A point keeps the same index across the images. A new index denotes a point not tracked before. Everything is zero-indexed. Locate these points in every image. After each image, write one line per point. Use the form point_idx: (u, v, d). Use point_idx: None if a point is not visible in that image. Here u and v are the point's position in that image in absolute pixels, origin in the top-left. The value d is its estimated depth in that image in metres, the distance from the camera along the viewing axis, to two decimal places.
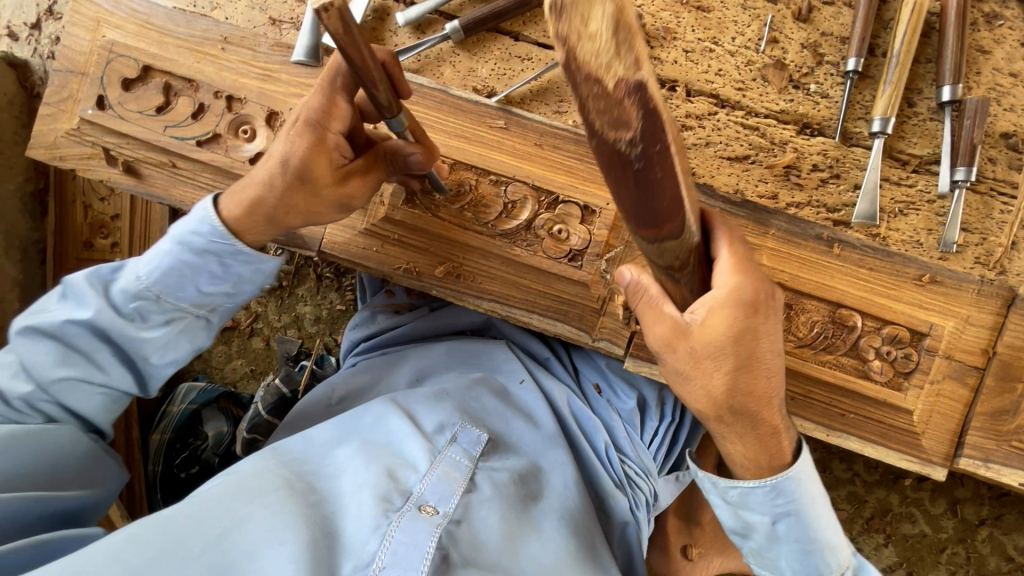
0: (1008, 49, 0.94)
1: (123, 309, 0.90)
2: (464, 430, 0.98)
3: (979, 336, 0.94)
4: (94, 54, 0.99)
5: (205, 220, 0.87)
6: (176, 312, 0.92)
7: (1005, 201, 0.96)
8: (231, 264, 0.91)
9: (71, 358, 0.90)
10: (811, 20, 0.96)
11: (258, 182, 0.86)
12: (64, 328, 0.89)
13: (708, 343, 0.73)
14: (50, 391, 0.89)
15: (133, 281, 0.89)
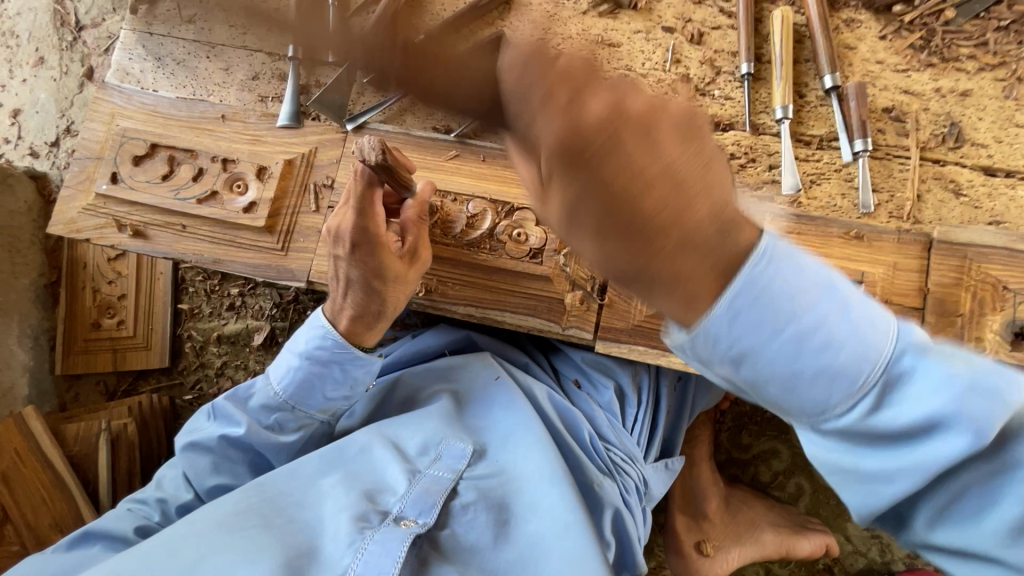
0: (870, 44, 1.12)
1: (264, 421, 1.06)
2: (447, 447, 1.05)
3: (911, 279, 1.03)
4: (108, 140, 1.16)
5: (324, 334, 1.01)
6: (307, 420, 1.08)
7: (901, 162, 1.08)
8: (348, 368, 1.04)
9: (223, 467, 1.07)
10: (705, 42, 1.15)
11: (353, 305, 1.02)
12: (217, 442, 1.06)
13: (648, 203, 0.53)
14: (207, 496, 1.06)
15: (272, 394, 1.05)
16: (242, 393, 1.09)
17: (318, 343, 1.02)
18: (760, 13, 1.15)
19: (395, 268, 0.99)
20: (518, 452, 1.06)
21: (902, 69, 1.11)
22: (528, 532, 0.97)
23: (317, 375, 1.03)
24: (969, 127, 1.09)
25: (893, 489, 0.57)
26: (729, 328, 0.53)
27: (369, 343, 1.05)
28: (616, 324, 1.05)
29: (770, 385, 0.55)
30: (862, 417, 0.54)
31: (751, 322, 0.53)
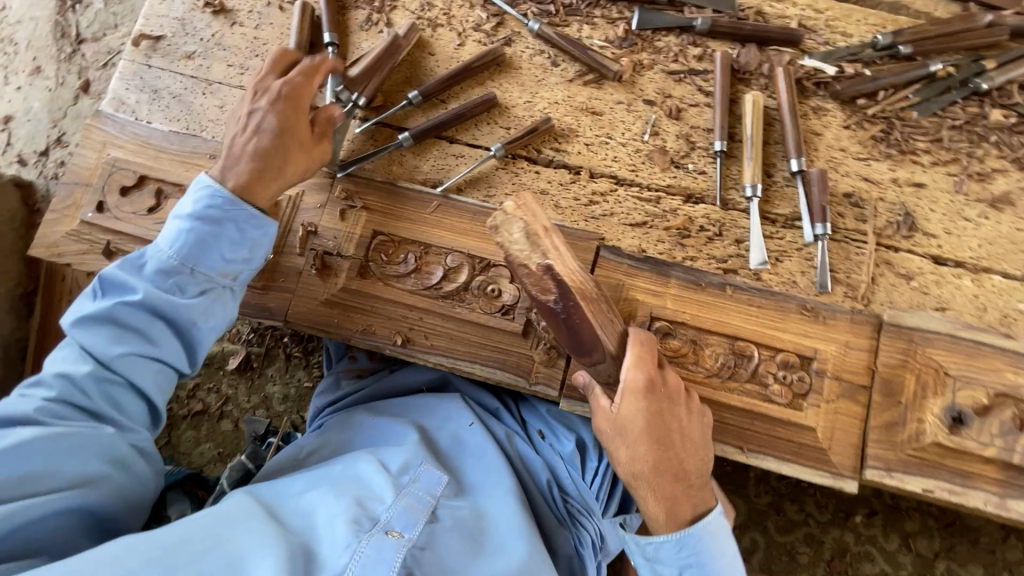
0: (835, 131, 1.20)
1: (160, 285, 0.98)
2: (427, 471, 1.08)
3: (861, 357, 1.09)
4: (97, 168, 1.18)
5: (206, 191, 1.00)
6: (207, 284, 1.00)
7: (858, 245, 1.15)
8: (240, 227, 1.01)
9: (126, 335, 0.96)
10: (682, 118, 1.21)
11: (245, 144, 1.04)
12: (115, 309, 0.95)
13: (626, 424, 0.99)
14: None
15: (163, 257, 0.98)
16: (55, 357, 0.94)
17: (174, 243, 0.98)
18: (734, 94, 1.22)
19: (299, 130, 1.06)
20: (490, 483, 1.14)
21: (863, 157, 1.19)
22: (501, 556, 1.02)
23: (202, 234, 0.98)
24: (921, 217, 1.16)
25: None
26: (676, 556, 0.97)
27: (261, 206, 1.04)
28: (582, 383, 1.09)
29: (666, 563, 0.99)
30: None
31: (685, 558, 0.97)
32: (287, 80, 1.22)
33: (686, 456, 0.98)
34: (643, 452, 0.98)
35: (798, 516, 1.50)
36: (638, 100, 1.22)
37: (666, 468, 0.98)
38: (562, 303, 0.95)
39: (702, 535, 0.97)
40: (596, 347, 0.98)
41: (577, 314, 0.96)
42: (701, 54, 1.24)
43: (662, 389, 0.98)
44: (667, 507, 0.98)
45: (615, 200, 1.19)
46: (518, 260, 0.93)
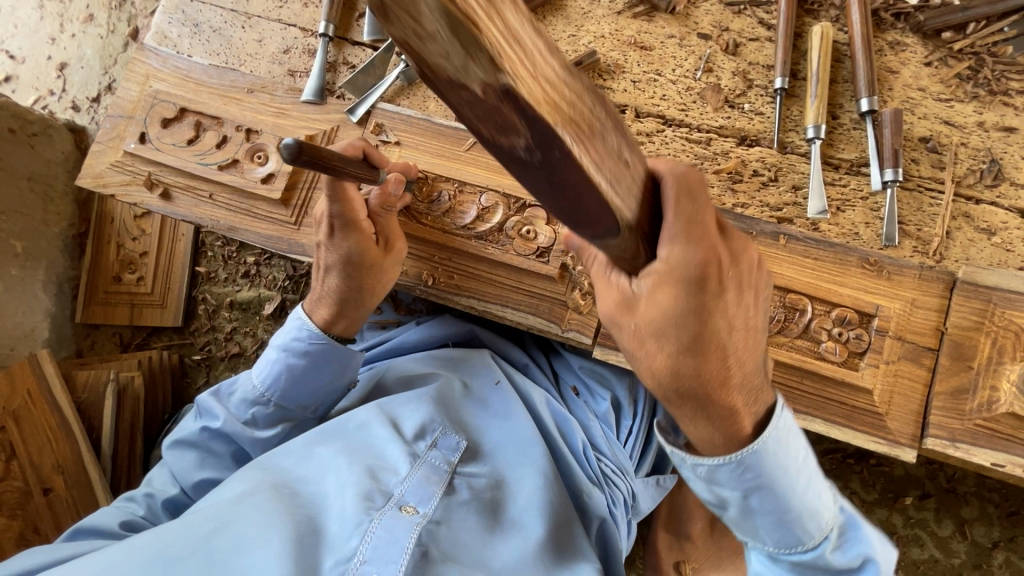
0: (913, 69, 1.08)
1: (244, 415, 1.08)
2: (444, 437, 1.07)
3: (928, 317, 0.99)
4: (141, 101, 1.19)
5: (301, 326, 1.07)
6: (287, 415, 1.09)
7: (933, 195, 1.04)
8: (326, 360, 1.07)
9: (209, 461, 1.09)
10: (739, 53, 1.12)
11: (332, 292, 1.06)
12: (201, 435, 1.09)
13: (652, 321, 0.67)
14: (190, 494, 1.07)
15: (252, 389, 1.08)
16: (227, 390, 1.13)
17: (308, 335, 1.06)
18: (800, 27, 1.11)
19: (370, 254, 1.02)
20: (515, 449, 1.11)
21: (944, 98, 1.07)
22: (524, 532, 1.01)
23: (293, 370, 1.07)
24: (1010, 165, 1.04)
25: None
26: (740, 479, 0.71)
27: (346, 336, 1.10)
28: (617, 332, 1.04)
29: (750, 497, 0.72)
30: (825, 551, 0.73)
31: (750, 483, 0.71)
32: (323, 12, 1.18)
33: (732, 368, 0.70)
34: (688, 360, 0.67)
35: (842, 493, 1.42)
36: (692, 34, 1.13)
37: (712, 373, 0.68)
38: (538, 153, 0.47)
39: (768, 450, 0.70)
40: (600, 213, 0.56)
41: (570, 172, 0.49)
42: None
43: (710, 280, 0.66)
44: (717, 427, 0.70)
45: (661, 141, 1.11)
46: (438, 71, 0.42)
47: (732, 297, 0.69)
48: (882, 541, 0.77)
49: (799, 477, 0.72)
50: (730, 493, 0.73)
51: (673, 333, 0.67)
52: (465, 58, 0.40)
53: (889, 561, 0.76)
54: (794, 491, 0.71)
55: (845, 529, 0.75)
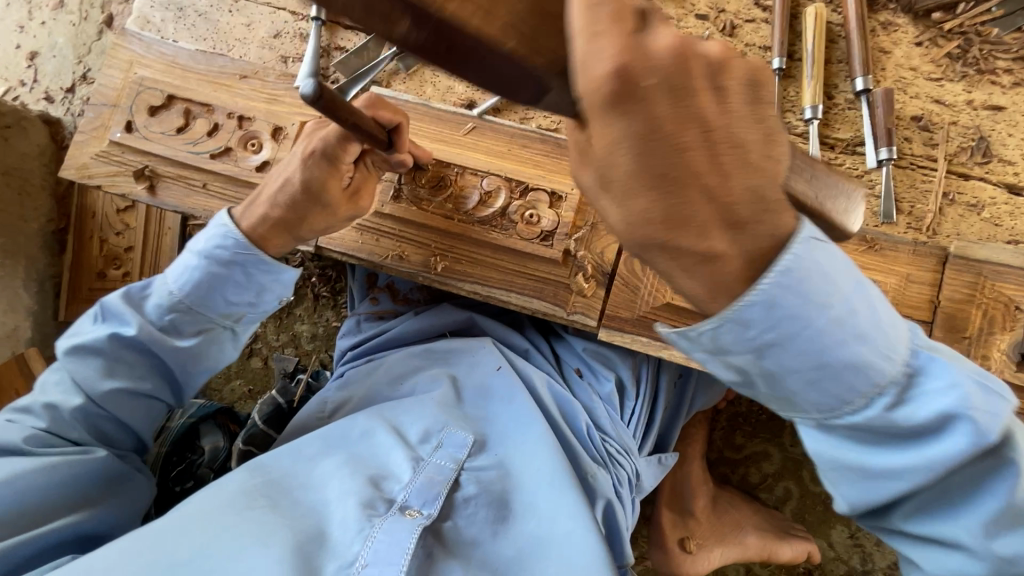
0: (905, 49, 1.10)
1: (159, 323, 0.98)
2: (448, 436, 1.07)
3: (923, 291, 1.02)
4: (125, 88, 1.15)
5: (228, 235, 0.95)
6: (206, 324, 0.99)
7: (925, 173, 1.07)
8: (252, 272, 0.97)
9: (117, 370, 0.97)
10: (736, 35, 1.13)
11: (269, 200, 0.96)
12: (105, 341, 0.96)
13: (606, 146, 0.54)
14: (103, 407, 0.96)
15: (168, 294, 0.97)
16: (138, 293, 1.00)
17: (227, 239, 0.95)
18: (794, 8, 1.12)
19: (332, 196, 0.96)
20: (518, 444, 1.10)
21: (935, 77, 1.09)
22: (528, 532, 1.00)
23: (214, 277, 0.95)
24: (997, 142, 1.07)
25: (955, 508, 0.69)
26: (761, 316, 0.61)
27: (273, 249, 0.98)
28: (621, 313, 1.05)
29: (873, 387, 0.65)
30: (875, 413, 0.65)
31: (755, 340, 0.62)
32: None
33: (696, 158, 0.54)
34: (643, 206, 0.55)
35: None
36: (689, 15, 1.13)
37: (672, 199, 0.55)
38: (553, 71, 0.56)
39: (786, 272, 0.60)
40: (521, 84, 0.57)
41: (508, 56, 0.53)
42: None
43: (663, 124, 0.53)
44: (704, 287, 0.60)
45: None
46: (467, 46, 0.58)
47: (719, 118, 0.56)
48: (981, 393, 0.64)
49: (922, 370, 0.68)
50: (848, 359, 0.63)
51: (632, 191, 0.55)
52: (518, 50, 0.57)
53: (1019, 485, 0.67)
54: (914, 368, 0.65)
55: (937, 415, 0.64)
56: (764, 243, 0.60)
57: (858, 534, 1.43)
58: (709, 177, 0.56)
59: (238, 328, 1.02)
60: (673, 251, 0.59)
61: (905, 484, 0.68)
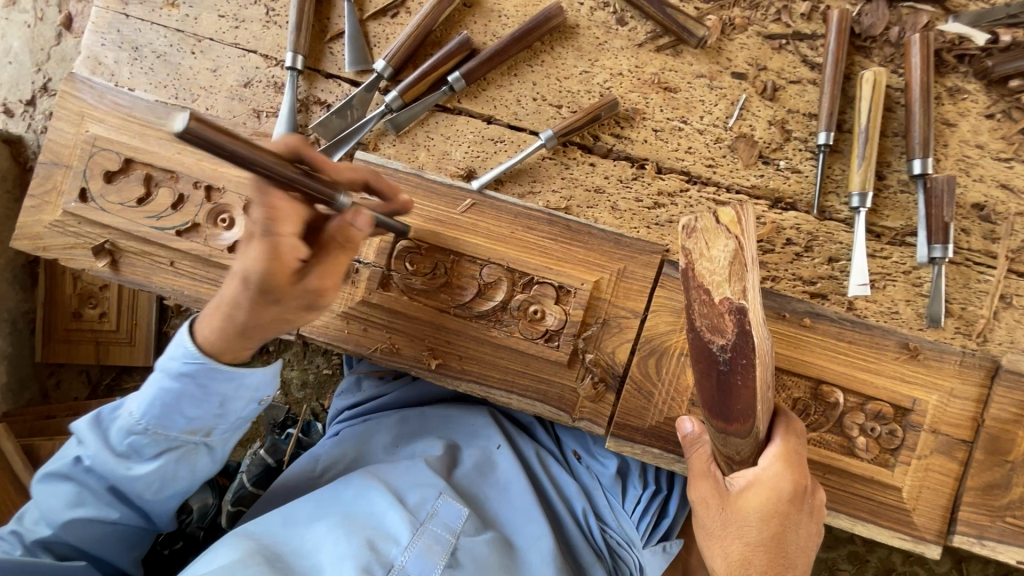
0: (973, 121, 0.95)
1: (120, 446, 0.86)
2: (445, 504, 1.01)
3: (965, 408, 0.92)
4: (77, 148, 1.01)
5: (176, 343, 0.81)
6: (171, 443, 0.86)
7: (982, 270, 0.94)
8: (207, 384, 0.82)
9: (87, 497, 0.87)
10: (778, 98, 0.97)
11: (226, 302, 0.76)
12: (74, 466, 0.87)
13: (736, 513, 0.73)
14: (68, 535, 0.86)
15: (127, 415, 0.85)
16: (108, 416, 0.88)
17: (187, 357, 0.80)
18: (848, 68, 0.96)
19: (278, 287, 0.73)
20: (518, 517, 1.07)
21: (1004, 157, 0.94)
22: None
23: (169, 394, 0.82)
24: None
25: None
26: None
27: (233, 356, 0.82)
28: (632, 422, 0.95)
29: None
30: None
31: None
32: (289, 39, 0.99)
33: (795, 538, 0.74)
34: (761, 559, 0.73)
35: (844, 533, 1.42)
36: (724, 72, 0.98)
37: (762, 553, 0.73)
38: (728, 354, 0.64)
39: None
40: (745, 421, 0.68)
41: (742, 375, 0.65)
42: (810, 10, 0.96)
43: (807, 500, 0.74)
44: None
45: (684, 203, 0.98)
46: (697, 277, 0.64)
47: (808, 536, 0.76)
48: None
49: None
50: None
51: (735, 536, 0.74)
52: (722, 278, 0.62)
53: None
54: None
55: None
56: None
57: None
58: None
59: (210, 441, 0.88)
60: None
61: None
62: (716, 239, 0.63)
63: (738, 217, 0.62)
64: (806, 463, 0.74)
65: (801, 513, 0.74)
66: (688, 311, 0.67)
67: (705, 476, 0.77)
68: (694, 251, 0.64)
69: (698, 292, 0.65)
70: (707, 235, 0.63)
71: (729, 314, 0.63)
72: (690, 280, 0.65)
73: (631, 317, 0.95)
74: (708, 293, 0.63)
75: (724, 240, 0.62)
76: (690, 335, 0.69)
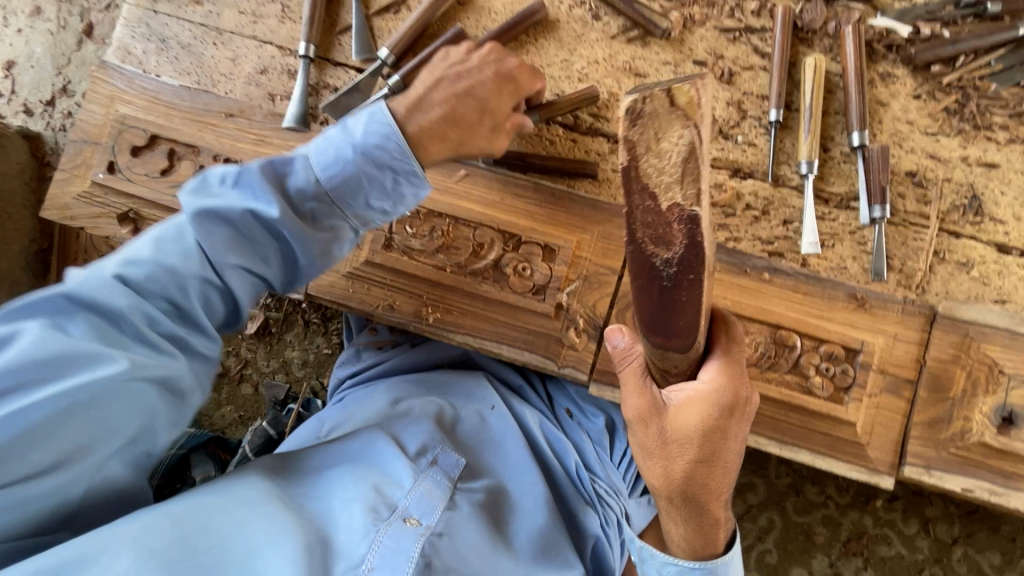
0: (903, 101, 1.09)
1: (298, 208, 0.89)
2: (444, 454, 1.04)
3: (909, 351, 1.03)
4: (106, 126, 1.12)
5: (375, 116, 0.89)
6: (338, 221, 0.91)
7: (917, 230, 1.07)
8: (399, 182, 0.92)
9: (241, 248, 0.86)
10: (734, 82, 1.11)
11: (335, 168, 0.88)
12: (240, 215, 0.84)
13: (678, 428, 0.81)
14: (223, 279, 0.85)
15: (307, 176, 0.88)
16: (274, 167, 0.88)
17: (375, 131, 0.88)
18: (794, 56, 1.11)
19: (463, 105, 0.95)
20: (516, 470, 1.11)
21: (931, 132, 1.08)
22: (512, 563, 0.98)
23: (354, 173, 0.88)
24: (990, 200, 1.07)
25: None
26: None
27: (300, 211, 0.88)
28: (612, 367, 1.05)
29: None
30: None
31: None
32: (303, 32, 1.11)
33: (730, 447, 0.84)
34: (695, 476, 0.83)
35: (818, 497, 1.50)
36: (687, 61, 1.11)
37: (695, 471, 0.83)
38: (675, 270, 0.64)
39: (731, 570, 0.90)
40: (684, 335, 0.71)
41: (688, 291, 0.66)
42: (759, 8, 1.11)
43: (737, 408, 0.82)
44: (697, 531, 0.88)
45: None
46: (643, 177, 0.61)
47: (737, 445, 0.85)
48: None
49: None
50: None
51: (670, 450, 0.83)
52: (678, 178, 0.61)
53: None
54: None
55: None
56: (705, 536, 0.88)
57: (836, 564, 1.47)
58: (719, 480, 0.85)
59: (364, 231, 0.94)
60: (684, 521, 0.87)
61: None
62: (672, 125, 0.60)
63: (696, 99, 0.59)
64: (740, 373, 0.82)
65: (739, 423, 0.83)
66: (631, 219, 0.63)
67: (643, 394, 0.83)
68: (641, 143, 0.60)
69: (644, 196, 0.62)
70: (660, 121, 0.60)
71: (683, 223, 0.61)
72: (632, 179, 0.62)
73: (609, 273, 1.06)
74: (657, 198, 0.61)
75: (677, 129, 0.60)
76: (631, 249, 0.66)
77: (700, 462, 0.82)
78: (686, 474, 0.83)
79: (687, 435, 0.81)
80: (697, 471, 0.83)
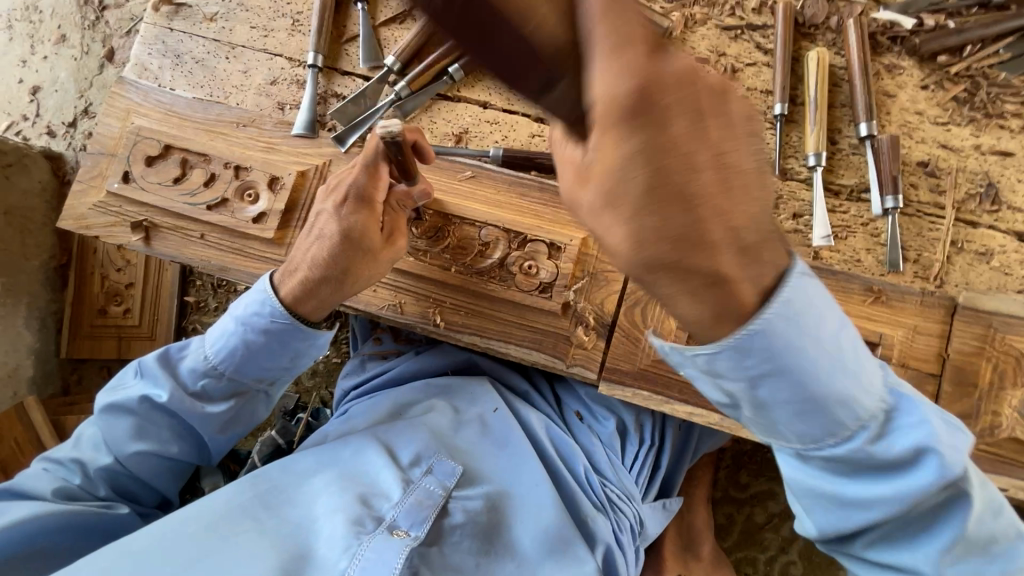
0: (910, 92, 1.08)
1: (191, 387, 1.00)
2: (439, 462, 1.00)
3: (930, 343, 0.99)
4: (122, 137, 1.15)
5: (266, 301, 0.97)
6: (238, 388, 1.02)
7: (932, 220, 1.05)
8: (286, 340, 0.99)
9: (148, 432, 0.99)
10: (737, 78, 1.11)
11: (309, 262, 0.97)
12: (143, 403, 0.98)
13: (606, 172, 0.51)
14: (127, 465, 0.98)
15: (202, 359, 1.00)
16: (176, 354, 1.02)
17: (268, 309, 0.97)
18: (796, 51, 1.10)
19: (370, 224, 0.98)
20: (517, 473, 1.05)
21: (941, 122, 1.07)
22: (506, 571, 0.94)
23: (246, 342, 0.98)
24: (1006, 188, 1.05)
25: (868, 514, 0.73)
26: (733, 365, 0.65)
27: (313, 318, 1.00)
28: (622, 366, 1.03)
29: (774, 405, 0.67)
30: (864, 443, 0.69)
31: (755, 369, 0.65)
32: (311, 42, 1.15)
33: (701, 156, 0.52)
34: (654, 240, 0.54)
35: None
36: (689, 59, 1.12)
37: (661, 206, 0.53)
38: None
39: (778, 332, 0.63)
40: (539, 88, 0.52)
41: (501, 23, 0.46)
42: (759, 5, 1.12)
43: (644, 96, 0.49)
44: (714, 306, 0.60)
45: None
46: None
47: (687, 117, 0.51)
48: (947, 429, 0.71)
49: (826, 367, 0.66)
50: (734, 387, 0.67)
51: (618, 211, 0.53)
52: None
53: (957, 450, 0.69)
54: (829, 384, 0.66)
55: (891, 415, 0.70)
56: (726, 294, 0.60)
57: None
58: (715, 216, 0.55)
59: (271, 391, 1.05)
60: (699, 294, 0.59)
61: (875, 516, 0.73)
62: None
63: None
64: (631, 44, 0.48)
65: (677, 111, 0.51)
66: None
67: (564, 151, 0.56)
68: None
69: None
70: None
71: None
72: None
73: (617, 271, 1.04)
74: None
75: None
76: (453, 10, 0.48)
77: (653, 200, 0.52)
78: (654, 225, 0.53)
79: (612, 174, 0.51)
80: (658, 197, 0.52)
